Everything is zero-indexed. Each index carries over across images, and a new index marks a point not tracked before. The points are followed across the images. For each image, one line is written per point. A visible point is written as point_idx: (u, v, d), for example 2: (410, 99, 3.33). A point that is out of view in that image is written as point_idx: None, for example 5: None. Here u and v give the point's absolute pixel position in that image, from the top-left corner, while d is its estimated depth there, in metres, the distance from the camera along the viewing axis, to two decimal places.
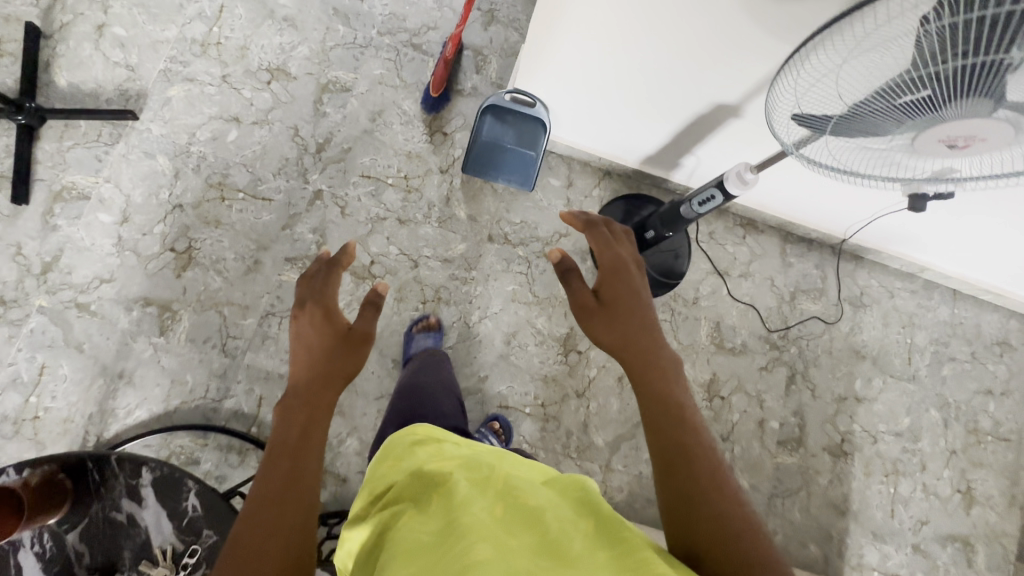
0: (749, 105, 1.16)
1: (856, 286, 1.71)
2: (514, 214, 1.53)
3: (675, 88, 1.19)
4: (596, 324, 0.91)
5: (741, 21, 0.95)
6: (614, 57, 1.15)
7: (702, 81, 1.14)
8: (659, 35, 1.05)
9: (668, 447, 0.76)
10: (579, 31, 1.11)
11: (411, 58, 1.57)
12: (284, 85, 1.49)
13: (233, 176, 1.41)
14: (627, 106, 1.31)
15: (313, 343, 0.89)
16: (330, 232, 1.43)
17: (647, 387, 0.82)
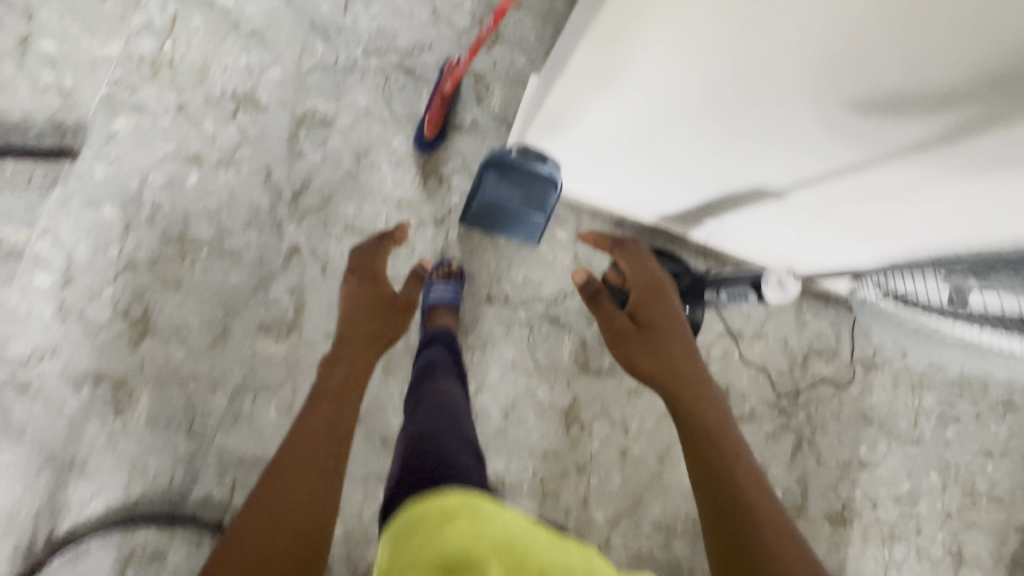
0: (791, 194, 1.03)
1: (869, 345, 1.63)
2: (516, 272, 1.38)
3: (709, 167, 1.04)
4: (631, 351, 0.94)
5: (802, 124, 0.81)
6: (646, 130, 0.99)
7: (744, 167, 1.00)
8: (705, 121, 0.89)
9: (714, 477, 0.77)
10: (609, 99, 0.94)
11: (402, 84, 1.36)
12: (252, 117, 1.27)
13: (195, 228, 1.22)
14: (652, 171, 1.16)
15: (365, 303, 0.96)
16: (310, 295, 1.26)
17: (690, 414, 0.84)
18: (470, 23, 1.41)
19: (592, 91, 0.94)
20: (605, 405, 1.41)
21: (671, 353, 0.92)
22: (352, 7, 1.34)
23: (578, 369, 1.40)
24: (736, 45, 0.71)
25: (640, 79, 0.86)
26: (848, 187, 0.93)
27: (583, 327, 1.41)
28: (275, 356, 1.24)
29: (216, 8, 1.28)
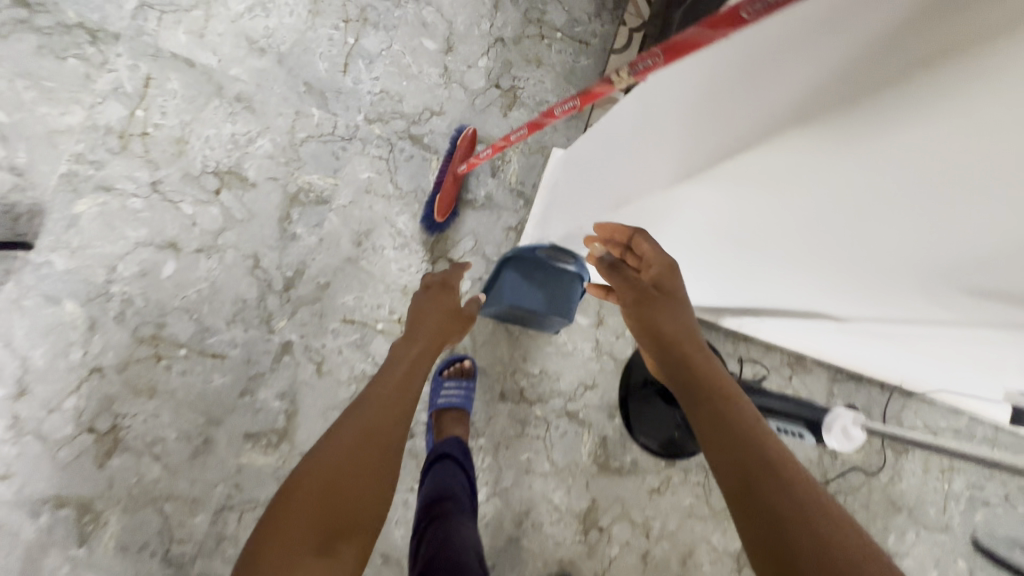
0: (863, 323, 0.89)
1: (899, 427, 1.54)
2: (532, 364, 1.25)
3: (769, 291, 0.90)
4: (643, 311, 0.80)
5: (904, 296, 0.66)
6: (703, 254, 0.84)
7: (808, 301, 0.87)
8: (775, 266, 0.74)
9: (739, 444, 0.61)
10: (668, 227, 0.77)
11: (408, 154, 1.21)
12: (237, 195, 1.12)
13: (172, 325, 1.08)
14: (697, 276, 1.01)
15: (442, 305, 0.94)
16: (304, 398, 1.13)
17: (709, 385, 0.70)
18: (484, 84, 1.26)
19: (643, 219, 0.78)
20: (625, 506, 1.29)
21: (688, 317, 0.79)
22: (352, 66, 1.19)
23: (597, 468, 1.28)
24: (818, 237, 0.57)
25: (706, 226, 0.70)
26: (946, 336, 0.78)
27: (604, 421, 1.29)
28: (264, 469, 1.10)
29: (196, 67, 1.11)
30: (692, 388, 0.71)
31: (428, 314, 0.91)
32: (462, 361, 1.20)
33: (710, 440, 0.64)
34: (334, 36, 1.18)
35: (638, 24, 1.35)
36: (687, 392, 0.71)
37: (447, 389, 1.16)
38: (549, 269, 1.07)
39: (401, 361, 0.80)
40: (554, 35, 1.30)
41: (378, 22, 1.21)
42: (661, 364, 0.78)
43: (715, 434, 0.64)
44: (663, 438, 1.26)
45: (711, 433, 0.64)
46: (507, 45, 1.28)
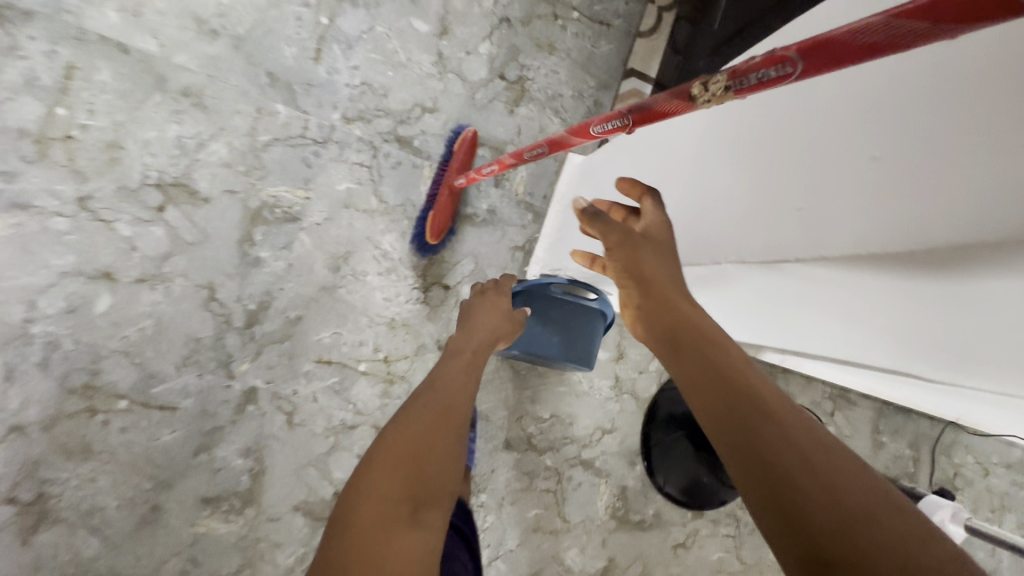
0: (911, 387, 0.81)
1: (950, 464, 1.36)
2: (542, 406, 1.08)
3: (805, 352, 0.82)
4: (625, 257, 0.65)
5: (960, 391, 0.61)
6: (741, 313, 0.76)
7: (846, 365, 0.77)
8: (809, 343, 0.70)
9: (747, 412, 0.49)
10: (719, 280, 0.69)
11: (395, 160, 1.01)
12: (186, 212, 0.92)
13: (109, 372, 0.89)
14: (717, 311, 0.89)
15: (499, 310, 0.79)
16: (272, 454, 0.95)
17: (701, 342, 0.56)
18: (486, 74, 1.05)
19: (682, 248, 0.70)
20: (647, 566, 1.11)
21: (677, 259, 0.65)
22: (325, 52, 0.98)
23: (616, 524, 1.11)
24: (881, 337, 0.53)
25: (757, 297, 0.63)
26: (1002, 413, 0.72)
27: (623, 470, 1.12)
28: (224, 540, 0.92)
29: (131, 54, 0.90)
30: (683, 342, 0.57)
31: (484, 315, 0.78)
32: None
33: (709, 411, 0.51)
34: (303, 15, 0.97)
35: (669, 3, 1.14)
36: (676, 349, 0.58)
37: None
38: (567, 304, 0.89)
39: (462, 348, 0.73)
40: (569, 16, 1.09)
41: None
42: (641, 316, 0.63)
43: (716, 401, 0.51)
44: (686, 483, 1.09)
45: (708, 398, 0.52)
46: (514, 27, 1.07)
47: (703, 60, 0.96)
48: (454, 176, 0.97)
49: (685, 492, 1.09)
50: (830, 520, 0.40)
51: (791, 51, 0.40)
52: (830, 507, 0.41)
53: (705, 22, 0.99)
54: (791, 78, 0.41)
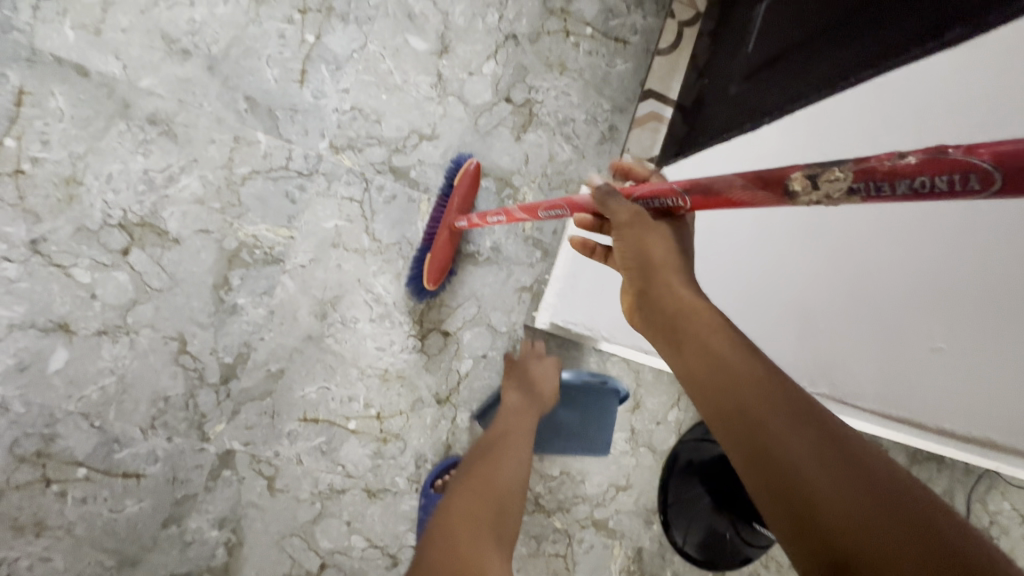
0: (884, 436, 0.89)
1: (986, 514, 1.26)
2: (550, 463, 0.98)
3: None
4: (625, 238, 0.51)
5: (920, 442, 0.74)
6: None
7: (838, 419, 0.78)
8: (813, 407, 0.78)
9: (763, 409, 0.40)
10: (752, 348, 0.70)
11: (389, 196, 0.91)
12: (154, 256, 0.82)
13: (65, 437, 0.79)
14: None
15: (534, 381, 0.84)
16: (250, 524, 0.85)
17: (705, 326, 0.45)
18: (491, 96, 0.95)
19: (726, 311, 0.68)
20: None
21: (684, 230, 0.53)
22: (311, 74, 0.88)
23: None
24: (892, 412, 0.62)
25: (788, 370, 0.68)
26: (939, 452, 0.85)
27: (640, 530, 1.02)
28: None
29: (91, 77, 0.80)
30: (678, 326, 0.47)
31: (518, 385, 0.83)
32: None
33: (716, 410, 0.42)
34: (287, 32, 0.87)
35: (691, 16, 1.04)
36: (674, 338, 0.47)
37: None
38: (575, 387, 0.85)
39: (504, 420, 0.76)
40: (583, 32, 0.99)
41: (347, 13, 0.89)
42: (636, 305, 0.51)
43: (721, 393, 0.42)
44: (705, 540, 1.00)
45: (712, 391, 0.42)
46: (521, 45, 0.96)
47: (734, 85, 0.86)
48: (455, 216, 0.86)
49: (705, 551, 1.00)
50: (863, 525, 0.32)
51: (980, 158, 0.25)
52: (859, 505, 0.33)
53: (734, 43, 0.90)
54: (976, 197, 0.27)
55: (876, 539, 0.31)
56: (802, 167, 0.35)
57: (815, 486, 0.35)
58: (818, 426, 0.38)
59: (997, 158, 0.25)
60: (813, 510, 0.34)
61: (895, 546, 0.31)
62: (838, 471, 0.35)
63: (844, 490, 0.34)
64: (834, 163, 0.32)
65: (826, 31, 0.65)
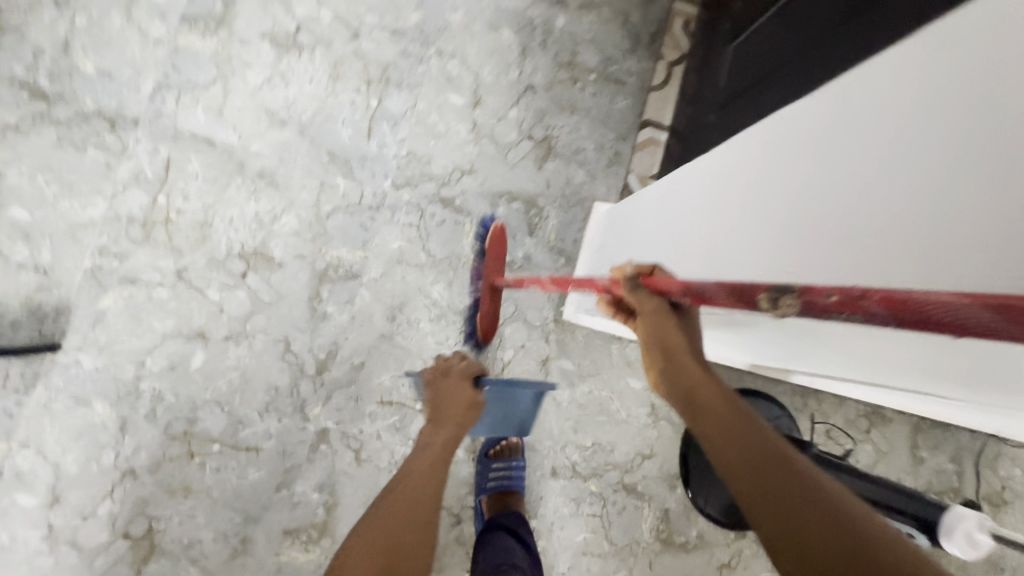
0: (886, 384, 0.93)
1: (997, 479, 1.35)
2: (583, 435, 1.16)
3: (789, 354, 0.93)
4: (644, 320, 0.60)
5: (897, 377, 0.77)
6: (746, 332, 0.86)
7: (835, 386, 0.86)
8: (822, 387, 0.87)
9: (771, 470, 0.47)
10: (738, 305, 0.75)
11: (439, 220, 1.13)
12: (265, 277, 1.06)
13: (204, 420, 1.02)
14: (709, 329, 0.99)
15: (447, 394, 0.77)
16: (343, 487, 1.05)
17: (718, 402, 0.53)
18: (516, 135, 1.18)
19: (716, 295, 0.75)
20: None
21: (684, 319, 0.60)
22: (376, 129, 1.13)
23: (661, 545, 1.17)
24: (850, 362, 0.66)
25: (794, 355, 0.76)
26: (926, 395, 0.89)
27: (665, 493, 1.18)
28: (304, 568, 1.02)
29: (216, 146, 1.06)
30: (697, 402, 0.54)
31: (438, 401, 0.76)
32: (509, 437, 1.11)
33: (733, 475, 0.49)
34: (357, 99, 1.12)
35: (676, 58, 1.25)
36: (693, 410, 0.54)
37: (495, 471, 1.06)
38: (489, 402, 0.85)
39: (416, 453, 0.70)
40: (588, 77, 1.22)
41: (401, 80, 1.14)
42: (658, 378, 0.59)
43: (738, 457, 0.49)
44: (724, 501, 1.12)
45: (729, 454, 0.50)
46: (538, 93, 1.19)
47: (712, 114, 1.08)
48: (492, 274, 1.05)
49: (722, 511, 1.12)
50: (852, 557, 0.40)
51: (878, 302, 0.34)
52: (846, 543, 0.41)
53: (710, 82, 1.13)
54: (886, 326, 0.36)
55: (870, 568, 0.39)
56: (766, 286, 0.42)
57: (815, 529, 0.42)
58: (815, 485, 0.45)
59: (886, 305, 0.34)
60: (801, 548, 0.42)
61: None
62: (836, 525, 0.42)
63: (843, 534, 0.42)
64: (785, 289, 0.40)
65: (784, 62, 0.86)
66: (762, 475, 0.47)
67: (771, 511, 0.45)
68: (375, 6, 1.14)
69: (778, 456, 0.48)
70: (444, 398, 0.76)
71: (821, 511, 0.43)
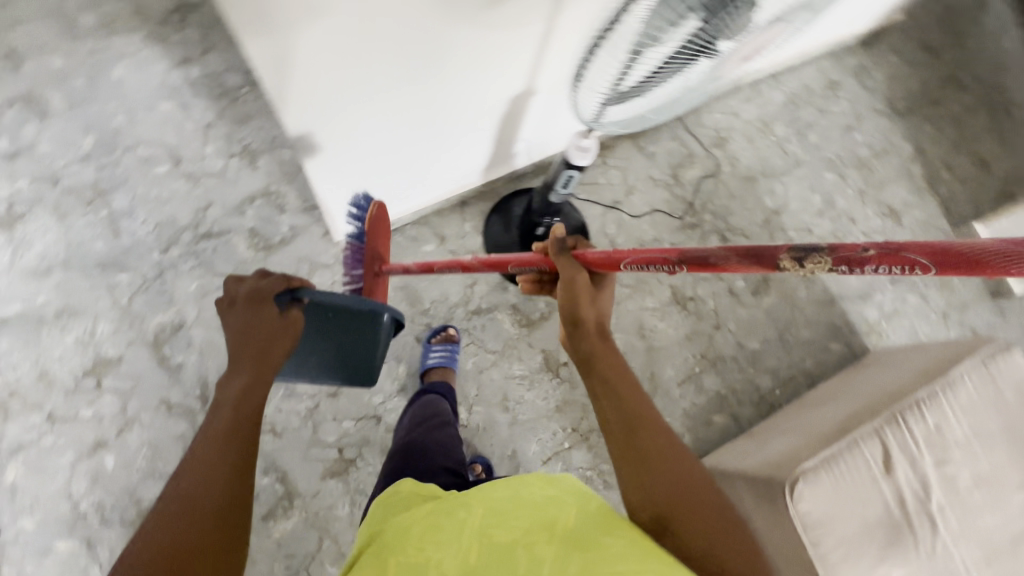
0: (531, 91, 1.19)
1: (708, 129, 1.82)
2: (420, 302, 1.45)
3: (449, 118, 1.18)
4: (565, 293, 0.78)
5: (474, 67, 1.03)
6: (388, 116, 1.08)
7: (469, 121, 1.22)
8: (489, 98, 1.16)
9: (644, 426, 0.67)
10: (327, 81, 0.92)
11: (212, 249, 1.40)
12: (115, 374, 1.28)
13: (147, 494, 1.23)
14: (421, 165, 1.31)
15: (251, 328, 0.74)
16: (283, 461, 1.29)
17: (608, 366, 0.72)
18: (222, 160, 1.46)
19: (309, 93, 0.93)
20: None
21: (583, 294, 0.78)
22: (121, 227, 1.38)
23: (528, 328, 1.48)
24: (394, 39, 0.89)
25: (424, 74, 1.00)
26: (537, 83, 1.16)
27: (505, 295, 1.49)
28: (297, 527, 1.26)
29: (13, 320, 1.29)
30: (592, 364, 0.72)
31: (238, 336, 0.73)
32: (446, 329, 1.42)
33: (612, 425, 0.68)
34: (91, 218, 1.37)
35: None
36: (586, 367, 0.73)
37: (434, 351, 1.37)
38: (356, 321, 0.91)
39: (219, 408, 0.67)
40: (241, 88, 1.50)
41: (113, 184, 1.40)
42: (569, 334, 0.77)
43: (621, 412, 0.68)
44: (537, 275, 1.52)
45: (621, 411, 0.68)
46: (216, 122, 1.48)
47: None
48: (375, 264, 1.18)
49: None
50: (682, 491, 0.62)
51: (916, 255, 0.51)
52: (679, 482, 0.62)
53: None
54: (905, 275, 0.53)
55: (686, 505, 0.61)
56: (784, 251, 0.60)
57: (667, 471, 0.63)
58: (673, 448, 0.65)
59: (929, 256, 0.50)
60: (651, 481, 0.62)
61: (693, 500, 0.61)
62: (675, 471, 0.63)
63: (682, 482, 0.62)
64: (814, 252, 0.57)
65: None
66: (638, 434, 0.66)
67: (639, 460, 0.64)
68: (57, 153, 1.40)
69: (648, 422, 0.67)
70: (251, 333, 0.72)
71: (676, 472, 0.63)
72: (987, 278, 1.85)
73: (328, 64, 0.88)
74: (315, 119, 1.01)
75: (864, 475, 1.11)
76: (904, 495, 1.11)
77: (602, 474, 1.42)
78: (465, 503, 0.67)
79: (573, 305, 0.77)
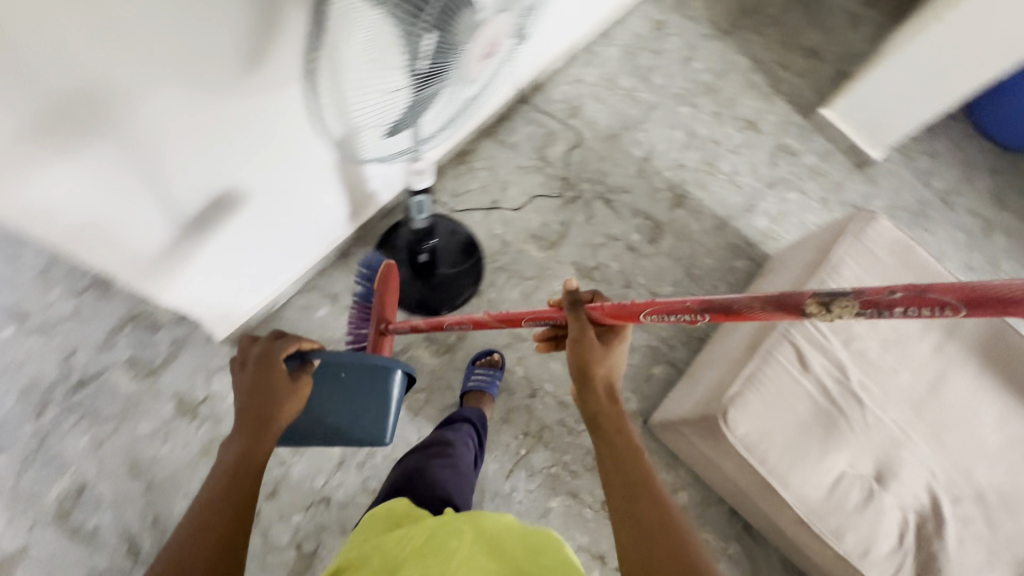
0: None
1: (559, 103, 1.86)
2: None
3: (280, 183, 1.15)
4: (575, 351, 0.85)
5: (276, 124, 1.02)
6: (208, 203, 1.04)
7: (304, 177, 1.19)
8: (310, 150, 1.15)
9: (641, 488, 0.73)
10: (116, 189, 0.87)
11: (91, 394, 1.29)
12: (24, 564, 1.15)
13: None
14: (275, 239, 1.27)
15: (258, 389, 0.79)
16: None
17: (614, 430, 0.80)
18: None
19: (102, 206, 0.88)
20: (488, 345, 1.49)
21: (594, 354, 0.84)
22: None
23: (447, 354, 1.46)
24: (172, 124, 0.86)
25: (217, 159, 0.98)
26: None
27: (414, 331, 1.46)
28: None
29: None
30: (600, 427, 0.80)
31: (244, 393, 0.79)
32: (492, 354, 1.45)
33: (613, 480, 0.75)
34: None
35: None
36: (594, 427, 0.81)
37: (477, 375, 1.39)
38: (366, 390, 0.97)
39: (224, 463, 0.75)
40: None
41: None
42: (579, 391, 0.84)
43: (623, 471, 0.75)
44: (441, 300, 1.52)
45: (621, 475, 0.75)
46: None
47: None
48: (380, 322, 1.16)
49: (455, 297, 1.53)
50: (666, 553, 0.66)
51: (949, 298, 0.53)
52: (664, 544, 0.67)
53: None
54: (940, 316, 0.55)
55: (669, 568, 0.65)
56: (810, 296, 0.62)
57: (655, 533, 0.68)
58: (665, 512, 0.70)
59: (958, 295, 0.52)
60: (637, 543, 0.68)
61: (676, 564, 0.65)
62: (662, 535, 0.68)
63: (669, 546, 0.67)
64: (840, 297, 0.60)
65: None
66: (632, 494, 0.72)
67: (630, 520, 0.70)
68: None
69: (647, 484, 0.73)
70: (257, 395, 0.78)
71: (665, 536, 0.68)
72: (850, 153, 1.98)
73: (109, 171, 0.84)
74: (123, 234, 0.95)
75: (785, 378, 1.16)
76: (825, 382, 1.17)
77: (565, 465, 1.41)
78: (455, 531, 0.70)
79: (583, 366, 0.84)
